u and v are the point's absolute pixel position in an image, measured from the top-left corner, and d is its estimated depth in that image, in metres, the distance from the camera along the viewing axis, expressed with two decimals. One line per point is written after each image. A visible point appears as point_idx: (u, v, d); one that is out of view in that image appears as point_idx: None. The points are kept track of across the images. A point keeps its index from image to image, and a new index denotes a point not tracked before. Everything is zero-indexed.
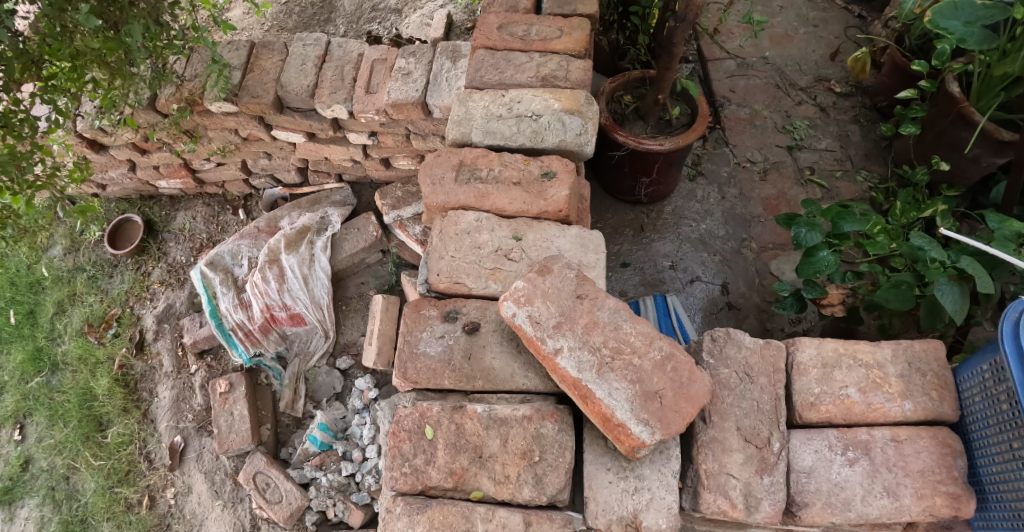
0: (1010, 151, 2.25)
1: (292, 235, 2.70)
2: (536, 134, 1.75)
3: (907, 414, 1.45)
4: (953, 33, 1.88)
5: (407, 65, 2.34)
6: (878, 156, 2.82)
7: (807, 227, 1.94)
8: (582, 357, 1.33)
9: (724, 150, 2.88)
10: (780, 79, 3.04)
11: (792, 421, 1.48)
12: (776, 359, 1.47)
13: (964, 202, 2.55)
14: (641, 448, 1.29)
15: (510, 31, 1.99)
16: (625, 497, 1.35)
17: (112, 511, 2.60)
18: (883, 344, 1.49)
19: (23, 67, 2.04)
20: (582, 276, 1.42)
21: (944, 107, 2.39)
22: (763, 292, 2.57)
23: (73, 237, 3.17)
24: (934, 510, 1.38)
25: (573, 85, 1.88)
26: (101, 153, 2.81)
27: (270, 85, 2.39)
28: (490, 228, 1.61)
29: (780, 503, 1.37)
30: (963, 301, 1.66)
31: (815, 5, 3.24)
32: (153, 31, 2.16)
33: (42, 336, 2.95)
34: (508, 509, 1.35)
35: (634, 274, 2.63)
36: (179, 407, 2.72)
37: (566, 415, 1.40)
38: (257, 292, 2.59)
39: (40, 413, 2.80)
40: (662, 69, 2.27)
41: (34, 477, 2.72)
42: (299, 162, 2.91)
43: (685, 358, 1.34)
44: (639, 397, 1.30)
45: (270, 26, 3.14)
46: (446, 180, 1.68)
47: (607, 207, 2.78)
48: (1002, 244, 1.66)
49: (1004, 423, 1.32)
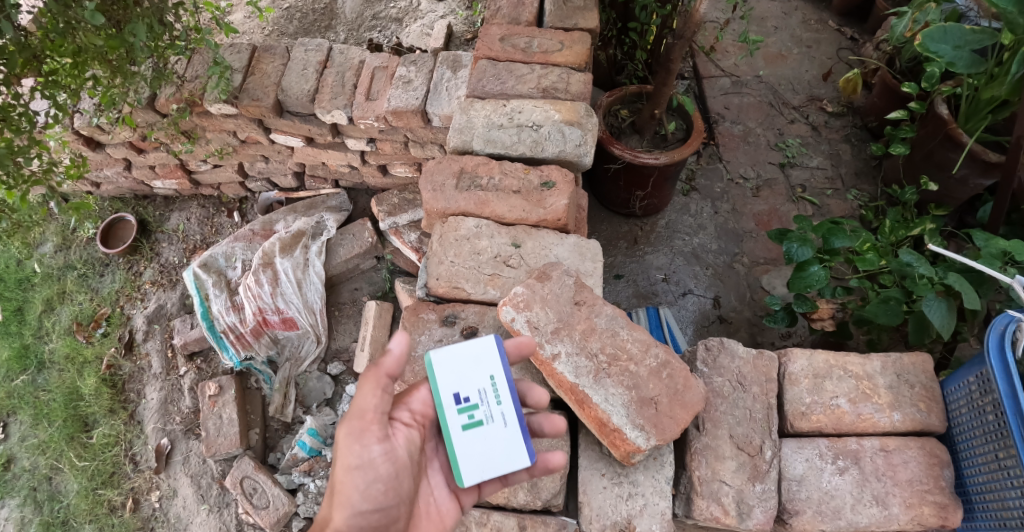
0: (997, 173, 2.30)
1: (287, 239, 2.69)
2: (536, 143, 1.78)
3: (896, 425, 1.48)
4: (943, 57, 1.95)
5: (408, 74, 2.37)
6: (867, 175, 2.88)
7: (800, 242, 1.97)
8: (579, 363, 1.36)
9: (718, 166, 2.93)
10: (773, 98, 3.10)
11: (784, 431, 1.50)
12: (769, 369, 1.51)
13: (952, 221, 2.62)
14: (635, 454, 1.31)
15: (512, 43, 2.03)
16: (619, 502, 1.37)
17: (95, 514, 2.57)
18: (873, 356, 1.53)
19: (24, 61, 2.04)
20: (580, 283, 1.46)
21: (933, 129, 2.46)
22: (753, 306, 2.60)
23: (65, 235, 3.15)
24: (921, 519, 1.40)
25: (573, 97, 1.90)
26: (97, 151, 2.81)
27: (271, 89, 2.40)
28: (489, 235, 1.63)
29: (772, 511, 1.39)
30: (950, 317, 1.70)
31: (808, 27, 3.33)
32: (157, 31, 2.16)
33: (29, 334, 2.91)
34: (502, 513, 1.41)
35: (627, 286, 2.66)
36: (166, 409, 2.69)
37: (562, 421, 1.45)
38: (251, 295, 2.57)
39: (24, 412, 2.76)
40: (659, 85, 2.30)
41: (16, 477, 2.67)
42: (297, 167, 2.92)
43: (681, 366, 1.38)
44: (634, 403, 1.33)
45: (271, 31, 3.16)
46: (446, 187, 1.71)
47: (602, 218, 2.81)
48: (988, 261, 1.71)
49: (990, 433, 1.36)
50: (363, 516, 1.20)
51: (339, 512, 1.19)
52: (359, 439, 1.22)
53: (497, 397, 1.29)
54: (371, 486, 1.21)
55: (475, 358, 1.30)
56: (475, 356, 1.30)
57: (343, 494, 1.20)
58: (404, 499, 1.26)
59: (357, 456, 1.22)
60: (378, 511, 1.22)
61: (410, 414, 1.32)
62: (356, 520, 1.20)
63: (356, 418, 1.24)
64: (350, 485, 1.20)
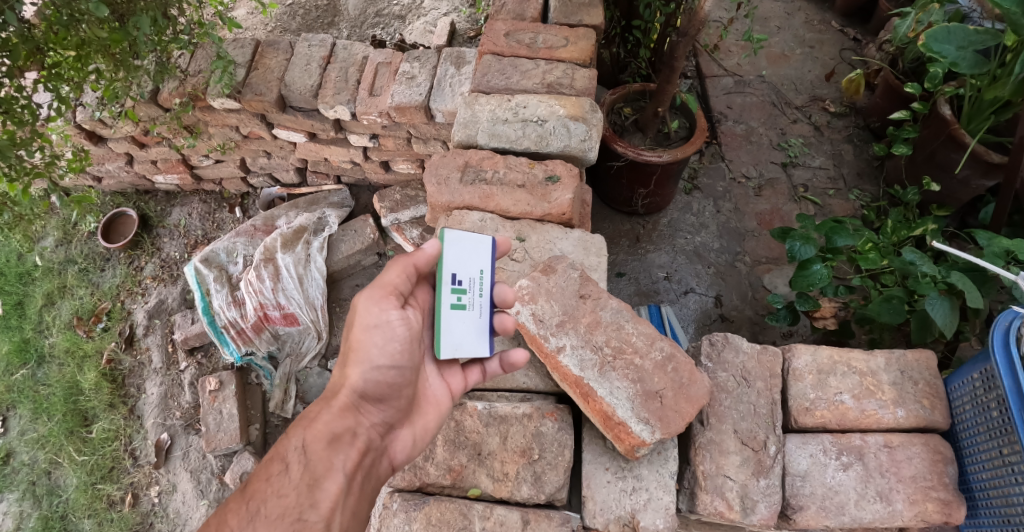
0: (999, 174, 2.30)
1: (288, 235, 2.67)
2: (541, 138, 1.78)
3: (899, 421, 1.48)
4: (946, 57, 1.95)
5: (412, 70, 2.36)
6: (870, 175, 2.88)
7: (802, 240, 1.97)
8: (584, 355, 1.40)
9: (721, 165, 2.93)
10: (776, 97, 3.10)
11: (788, 426, 1.50)
12: (773, 365, 1.51)
13: (954, 221, 2.62)
14: (640, 447, 1.34)
15: (517, 38, 2.03)
16: (623, 496, 1.39)
17: (94, 509, 2.56)
18: (876, 353, 1.53)
19: (28, 53, 2.04)
20: (585, 276, 1.50)
21: (936, 129, 2.45)
22: (755, 305, 2.59)
23: (66, 229, 3.13)
24: (925, 516, 1.41)
25: (577, 92, 1.90)
26: (99, 145, 2.81)
27: (273, 84, 2.39)
28: (494, 228, 1.66)
29: (776, 506, 1.39)
30: (952, 315, 1.70)
31: (811, 27, 3.33)
32: (161, 24, 2.15)
33: (29, 328, 2.90)
34: (506, 507, 1.41)
35: (629, 284, 2.66)
36: (166, 404, 2.69)
37: (565, 414, 1.48)
38: (252, 290, 2.55)
39: (24, 406, 2.75)
40: (663, 83, 2.29)
41: (15, 471, 2.66)
42: (299, 162, 2.92)
43: (685, 359, 1.42)
44: (639, 396, 1.37)
45: (274, 26, 3.16)
46: (451, 180, 1.73)
47: (605, 216, 2.81)
48: (991, 260, 1.71)
49: (994, 430, 1.36)
50: (378, 373, 1.35)
51: (356, 369, 1.34)
52: (378, 303, 1.35)
53: (482, 289, 1.37)
54: (388, 346, 1.35)
55: (472, 248, 1.37)
56: (475, 245, 1.37)
57: (361, 351, 1.35)
58: (414, 366, 1.39)
59: (376, 317, 1.35)
60: (392, 370, 1.36)
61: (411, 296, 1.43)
62: (372, 376, 1.35)
63: (379, 287, 1.36)
64: (368, 343, 1.34)
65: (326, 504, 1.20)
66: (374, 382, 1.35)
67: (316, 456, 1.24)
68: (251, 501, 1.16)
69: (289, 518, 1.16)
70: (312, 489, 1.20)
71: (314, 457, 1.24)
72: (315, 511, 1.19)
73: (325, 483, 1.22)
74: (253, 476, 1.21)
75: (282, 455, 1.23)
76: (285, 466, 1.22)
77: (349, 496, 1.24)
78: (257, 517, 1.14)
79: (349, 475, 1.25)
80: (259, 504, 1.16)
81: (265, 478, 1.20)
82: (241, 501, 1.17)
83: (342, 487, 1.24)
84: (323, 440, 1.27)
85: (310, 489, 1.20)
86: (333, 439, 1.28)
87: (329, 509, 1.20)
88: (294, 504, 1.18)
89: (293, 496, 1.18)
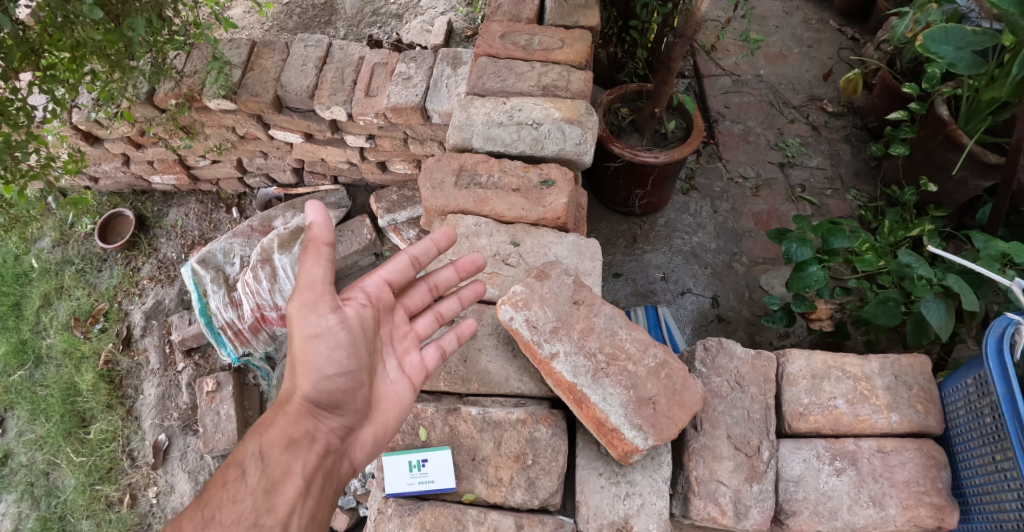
0: (996, 175, 2.30)
1: (286, 236, 2.61)
2: (536, 141, 1.78)
3: (893, 426, 1.48)
4: (944, 58, 1.95)
5: (408, 70, 2.36)
6: (867, 175, 2.87)
7: (799, 241, 1.96)
8: (577, 362, 1.40)
9: (718, 165, 2.93)
10: (774, 97, 3.10)
11: (782, 431, 1.51)
12: (767, 369, 1.51)
13: (951, 222, 2.63)
14: (633, 453, 1.35)
15: (512, 40, 2.03)
16: (617, 502, 1.40)
17: (92, 509, 2.57)
18: (870, 357, 1.53)
19: (23, 55, 2.02)
20: (579, 282, 1.50)
21: (933, 130, 2.44)
22: (752, 306, 2.59)
23: (63, 230, 3.13)
24: (918, 520, 1.41)
25: (573, 94, 1.90)
26: (96, 146, 2.81)
27: (270, 84, 2.38)
28: (488, 233, 1.66)
29: (769, 511, 1.39)
30: (948, 318, 1.70)
31: (810, 26, 3.32)
32: (156, 25, 2.12)
33: (27, 329, 2.90)
34: (499, 512, 1.42)
35: (625, 284, 2.66)
36: (164, 405, 2.69)
37: (559, 420, 1.48)
38: (248, 292, 2.51)
39: (22, 407, 2.74)
40: (660, 84, 2.28)
41: (13, 473, 2.66)
42: (295, 163, 2.91)
43: (679, 365, 1.42)
44: (633, 403, 1.37)
45: (270, 26, 3.14)
46: (445, 184, 1.72)
47: (602, 217, 2.81)
48: (987, 263, 1.71)
49: (987, 435, 1.37)
50: (327, 381, 1.36)
51: (305, 379, 1.36)
52: (314, 310, 1.34)
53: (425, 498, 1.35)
54: (334, 353, 1.36)
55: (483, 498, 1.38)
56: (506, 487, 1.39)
57: (307, 362, 1.36)
58: (363, 369, 1.40)
59: (314, 326, 1.34)
60: (342, 377, 1.37)
61: (365, 296, 1.47)
62: (322, 385, 1.36)
63: (308, 290, 1.34)
64: (312, 353, 1.35)
65: (283, 508, 1.27)
66: (323, 385, 1.36)
67: (273, 461, 1.31)
68: (206, 508, 1.23)
69: (245, 523, 1.23)
70: (268, 494, 1.27)
71: (271, 462, 1.31)
72: (272, 515, 1.25)
73: (281, 487, 1.29)
74: (211, 482, 1.29)
75: (240, 461, 1.31)
76: (242, 472, 1.29)
77: (307, 499, 1.31)
78: (211, 523, 1.21)
79: (308, 479, 1.32)
80: (214, 511, 1.23)
81: (221, 484, 1.27)
82: (197, 506, 1.24)
83: (300, 490, 1.30)
84: (281, 445, 1.33)
85: (266, 495, 1.27)
86: (291, 444, 1.33)
87: (285, 512, 1.27)
88: (251, 509, 1.25)
89: (248, 502, 1.26)
